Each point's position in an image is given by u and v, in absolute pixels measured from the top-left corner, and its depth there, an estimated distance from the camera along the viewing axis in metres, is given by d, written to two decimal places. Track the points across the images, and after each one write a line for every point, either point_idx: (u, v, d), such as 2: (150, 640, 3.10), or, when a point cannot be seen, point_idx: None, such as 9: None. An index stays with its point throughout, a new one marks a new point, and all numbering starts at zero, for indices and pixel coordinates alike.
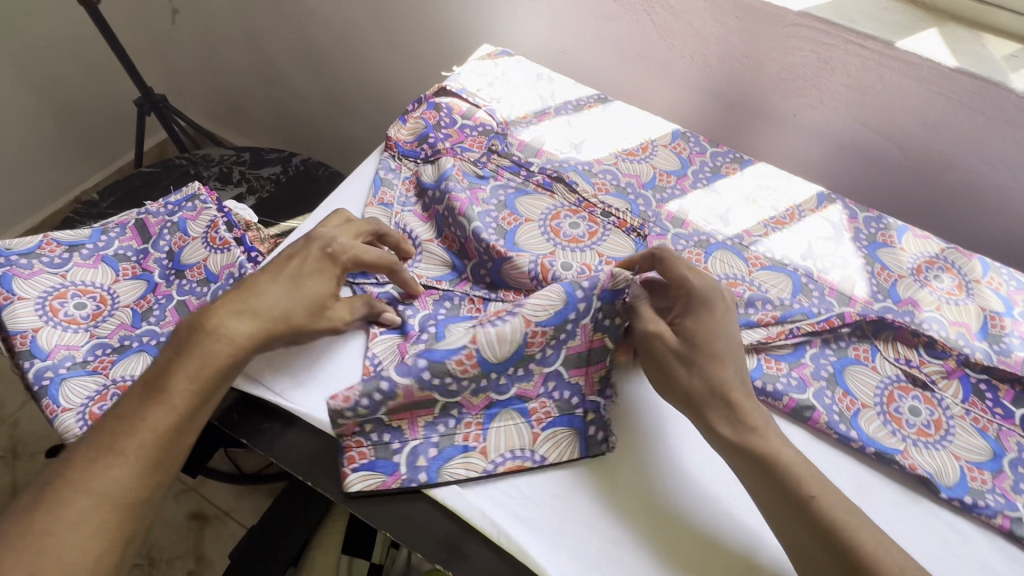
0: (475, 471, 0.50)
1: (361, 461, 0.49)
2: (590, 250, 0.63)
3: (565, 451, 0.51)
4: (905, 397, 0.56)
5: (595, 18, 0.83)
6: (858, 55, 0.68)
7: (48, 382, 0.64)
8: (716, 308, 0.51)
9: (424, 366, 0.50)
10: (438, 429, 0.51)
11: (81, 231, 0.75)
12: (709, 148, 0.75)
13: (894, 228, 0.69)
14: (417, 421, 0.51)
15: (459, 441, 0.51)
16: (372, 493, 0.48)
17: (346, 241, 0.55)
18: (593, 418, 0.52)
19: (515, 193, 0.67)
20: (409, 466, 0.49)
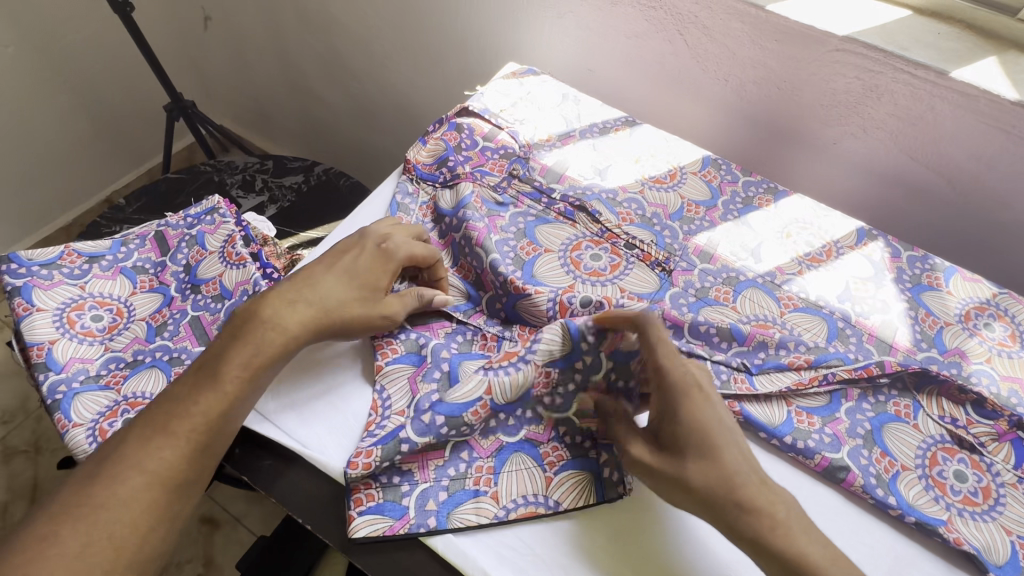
0: (486, 517, 0.47)
1: (369, 504, 0.47)
2: (611, 284, 0.60)
3: (578, 497, 0.48)
4: (950, 460, 0.52)
5: (625, 37, 0.80)
6: (907, 84, 0.64)
7: (61, 397, 0.64)
8: (694, 402, 0.45)
9: (441, 422, 0.49)
10: (449, 472, 0.49)
11: (101, 242, 0.76)
12: (741, 177, 0.71)
13: (941, 269, 0.64)
14: (428, 463, 0.49)
15: (470, 485, 0.49)
16: (380, 540, 0.46)
17: (401, 239, 0.57)
18: (607, 460, 0.50)
19: (535, 221, 0.64)
20: (418, 510, 0.47)
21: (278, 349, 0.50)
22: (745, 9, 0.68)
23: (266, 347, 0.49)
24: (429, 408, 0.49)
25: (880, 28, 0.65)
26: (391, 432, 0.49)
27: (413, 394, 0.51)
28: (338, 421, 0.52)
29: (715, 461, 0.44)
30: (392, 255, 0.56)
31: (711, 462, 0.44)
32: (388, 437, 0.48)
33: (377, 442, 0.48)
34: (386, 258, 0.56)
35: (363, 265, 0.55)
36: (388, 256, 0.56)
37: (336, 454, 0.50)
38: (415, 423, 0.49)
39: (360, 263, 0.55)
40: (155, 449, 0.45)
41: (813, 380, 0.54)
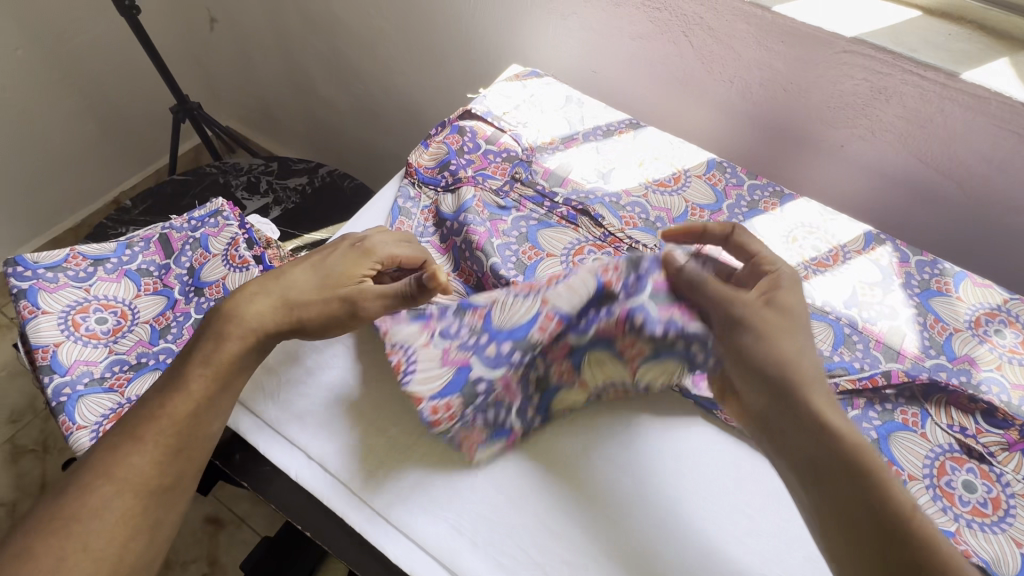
0: (580, 404, 0.53)
1: (478, 443, 0.49)
2: None
3: (666, 373, 0.52)
4: (959, 470, 0.51)
5: (630, 38, 0.79)
6: (916, 86, 0.63)
7: (66, 399, 0.65)
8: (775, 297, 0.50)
9: (511, 350, 0.50)
10: (531, 386, 0.51)
11: (106, 245, 0.76)
12: (746, 180, 0.70)
13: (951, 274, 0.63)
14: (512, 382, 0.50)
15: (556, 384, 0.52)
16: (497, 462, 0.50)
17: (378, 239, 0.56)
18: (697, 348, 0.51)
19: (538, 225, 0.64)
20: (520, 424, 0.51)
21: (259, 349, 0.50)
22: (750, 10, 0.67)
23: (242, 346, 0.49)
24: (491, 340, 0.51)
25: (888, 29, 0.64)
26: (456, 380, 0.50)
27: (432, 330, 0.53)
28: (339, 427, 0.51)
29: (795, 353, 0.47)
30: (370, 253, 0.55)
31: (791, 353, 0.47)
32: (455, 385, 0.50)
33: (446, 392, 0.50)
34: (363, 255, 0.55)
35: (335, 262, 0.54)
36: (364, 254, 0.55)
37: (336, 458, 0.50)
38: (478, 357, 0.51)
39: (334, 261, 0.54)
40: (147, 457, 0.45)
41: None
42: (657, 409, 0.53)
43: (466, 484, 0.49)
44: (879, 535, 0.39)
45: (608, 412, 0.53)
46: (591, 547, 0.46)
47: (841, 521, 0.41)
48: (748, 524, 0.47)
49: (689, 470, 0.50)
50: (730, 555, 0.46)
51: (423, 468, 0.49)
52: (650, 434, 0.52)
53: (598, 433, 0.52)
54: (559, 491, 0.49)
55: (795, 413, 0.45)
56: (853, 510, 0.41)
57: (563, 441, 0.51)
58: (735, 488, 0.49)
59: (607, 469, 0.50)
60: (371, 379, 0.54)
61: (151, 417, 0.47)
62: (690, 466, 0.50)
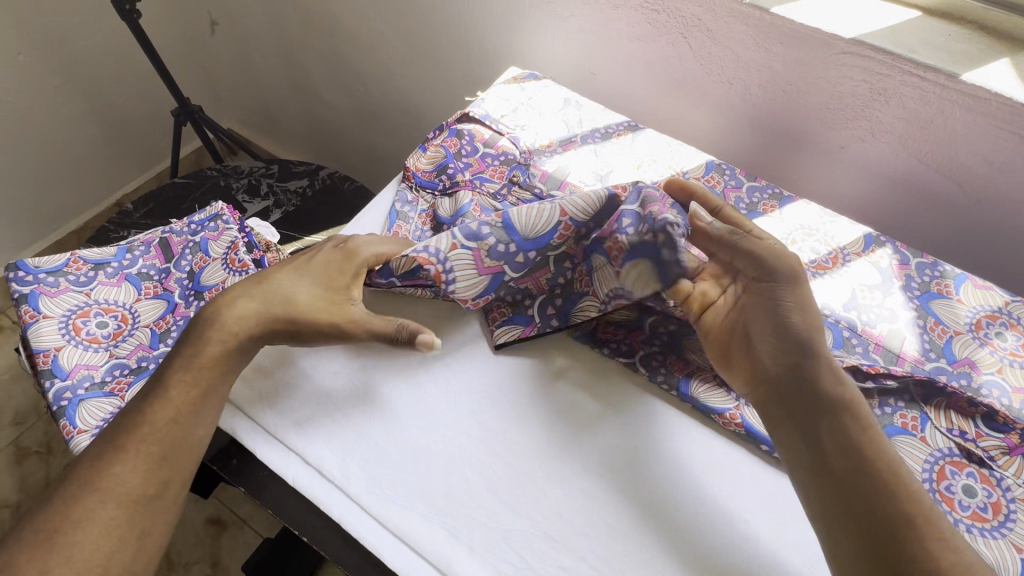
0: (593, 312, 0.55)
1: (503, 318, 0.57)
2: None
3: (644, 277, 0.51)
4: (958, 475, 0.51)
5: (628, 40, 0.79)
6: (916, 87, 0.62)
7: (67, 403, 0.65)
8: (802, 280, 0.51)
9: (531, 254, 0.55)
10: (559, 278, 0.57)
11: (106, 249, 0.76)
12: (745, 182, 0.70)
13: (951, 277, 0.63)
14: (539, 280, 0.57)
15: (578, 288, 0.57)
16: (513, 343, 0.56)
17: (362, 239, 0.57)
18: (664, 241, 0.49)
19: None
20: (541, 317, 0.57)
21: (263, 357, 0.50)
22: (749, 12, 0.67)
23: None
24: (519, 250, 0.55)
25: (888, 30, 0.64)
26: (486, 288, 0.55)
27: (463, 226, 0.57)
28: (336, 432, 0.50)
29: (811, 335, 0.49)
30: (355, 254, 0.56)
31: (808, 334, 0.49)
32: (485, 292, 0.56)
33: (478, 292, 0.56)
34: (348, 257, 0.56)
35: (320, 264, 0.55)
36: (348, 256, 0.56)
37: (334, 462, 0.49)
38: (511, 261, 0.55)
39: (320, 267, 0.55)
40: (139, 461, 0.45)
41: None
42: (654, 414, 0.53)
43: (461, 488, 0.48)
44: (878, 523, 0.41)
45: (605, 415, 0.53)
46: (591, 554, 0.45)
47: (845, 512, 0.42)
48: (749, 530, 0.47)
49: (688, 475, 0.50)
50: (730, 561, 0.45)
51: (421, 472, 0.48)
52: (653, 437, 0.52)
53: (596, 436, 0.51)
54: (555, 495, 0.48)
55: (795, 399, 0.47)
56: (852, 496, 0.42)
57: (561, 443, 0.51)
58: (733, 493, 0.49)
59: (606, 472, 0.49)
60: (369, 382, 0.53)
61: (149, 424, 0.47)
62: (692, 471, 0.50)
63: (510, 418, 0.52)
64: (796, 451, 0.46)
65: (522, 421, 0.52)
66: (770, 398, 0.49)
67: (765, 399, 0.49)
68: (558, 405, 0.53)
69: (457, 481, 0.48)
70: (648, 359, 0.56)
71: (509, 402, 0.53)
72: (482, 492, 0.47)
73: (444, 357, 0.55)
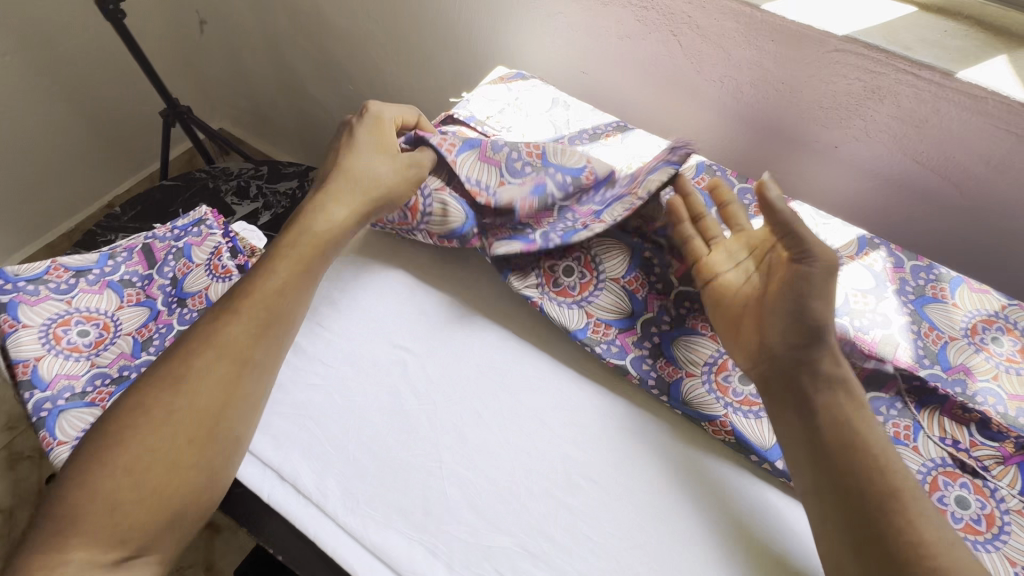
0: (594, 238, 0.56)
1: (502, 235, 0.59)
2: (578, 309, 0.56)
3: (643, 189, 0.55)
4: (952, 485, 0.49)
5: (617, 38, 0.77)
6: (912, 85, 0.61)
7: (47, 414, 0.64)
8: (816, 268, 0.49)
9: (560, 182, 0.60)
10: (565, 218, 0.60)
11: (88, 256, 0.75)
12: (736, 184, 0.69)
13: (946, 280, 0.61)
14: (543, 219, 0.60)
15: (581, 226, 0.57)
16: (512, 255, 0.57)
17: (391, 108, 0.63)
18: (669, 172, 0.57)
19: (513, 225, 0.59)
20: (543, 238, 0.57)
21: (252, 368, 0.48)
22: (739, 8, 0.65)
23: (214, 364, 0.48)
24: (555, 175, 0.61)
25: (882, 26, 0.62)
26: (468, 215, 0.60)
27: (496, 164, 0.61)
28: (314, 447, 0.49)
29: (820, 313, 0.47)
30: (381, 118, 0.61)
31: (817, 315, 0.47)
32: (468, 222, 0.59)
33: (456, 232, 0.60)
34: (378, 122, 0.61)
35: (361, 133, 0.60)
36: (379, 121, 0.61)
37: (310, 478, 0.48)
38: (550, 179, 0.60)
39: (360, 138, 0.59)
40: (243, 335, 0.49)
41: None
42: (641, 426, 0.52)
43: (441, 504, 0.47)
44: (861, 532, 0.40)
45: (591, 425, 0.51)
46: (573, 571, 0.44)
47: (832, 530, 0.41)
48: (736, 545, 0.46)
49: (676, 489, 0.48)
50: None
51: (400, 488, 0.47)
52: (639, 448, 0.50)
53: (580, 449, 0.50)
54: (537, 510, 0.46)
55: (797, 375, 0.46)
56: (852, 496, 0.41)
57: (545, 456, 0.49)
58: (721, 506, 0.47)
59: (591, 487, 0.48)
60: (347, 394, 0.52)
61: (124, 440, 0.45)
62: (679, 484, 0.48)
63: (493, 430, 0.50)
64: (793, 441, 0.45)
65: (506, 434, 0.50)
66: (772, 376, 0.47)
67: (766, 375, 0.47)
68: (542, 415, 0.52)
69: (437, 496, 0.47)
70: (639, 361, 0.53)
71: (493, 414, 0.51)
72: (462, 507, 0.46)
73: (426, 368, 0.54)
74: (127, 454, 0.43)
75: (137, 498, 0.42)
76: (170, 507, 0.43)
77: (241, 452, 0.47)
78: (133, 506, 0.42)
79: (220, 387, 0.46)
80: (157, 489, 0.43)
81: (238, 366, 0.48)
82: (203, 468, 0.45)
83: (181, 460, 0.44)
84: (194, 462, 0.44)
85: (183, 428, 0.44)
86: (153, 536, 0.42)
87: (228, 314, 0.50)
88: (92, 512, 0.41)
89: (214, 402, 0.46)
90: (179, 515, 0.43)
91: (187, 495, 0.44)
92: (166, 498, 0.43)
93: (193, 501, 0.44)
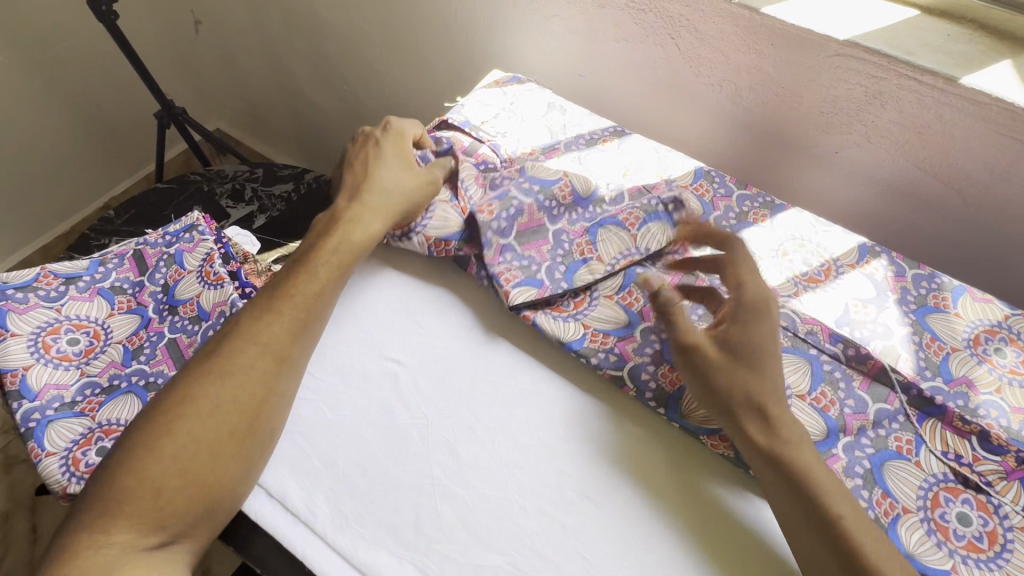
0: (599, 272, 0.56)
1: (516, 279, 0.56)
2: (573, 322, 0.55)
3: (657, 237, 0.57)
4: (953, 502, 0.48)
5: (615, 41, 0.76)
6: (914, 91, 0.59)
7: (35, 424, 0.62)
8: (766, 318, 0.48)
9: (537, 190, 0.60)
10: (563, 246, 0.58)
11: (78, 262, 0.73)
12: (735, 191, 0.68)
13: (949, 289, 0.60)
14: (541, 249, 0.58)
15: (579, 257, 0.57)
16: (533, 303, 0.55)
17: (402, 125, 0.64)
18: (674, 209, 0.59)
19: (515, 243, 0.58)
20: (551, 279, 0.56)
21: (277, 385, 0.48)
22: (738, 12, 0.64)
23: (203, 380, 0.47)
24: (525, 180, 0.61)
25: (883, 30, 0.61)
26: (465, 226, 0.60)
27: (484, 184, 0.62)
28: (304, 464, 0.48)
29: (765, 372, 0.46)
30: (404, 134, 0.63)
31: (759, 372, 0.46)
32: (466, 231, 0.60)
33: (455, 236, 0.60)
34: (401, 137, 0.62)
35: (386, 154, 0.61)
36: (402, 136, 0.62)
37: (299, 495, 0.47)
38: (517, 186, 0.61)
39: (386, 152, 0.61)
40: (283, 332, 0.50)
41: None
42: (638, 442, 0.50)
43: (432, 522, 0.46)
44: None
45: (585, 440, 0.50)
46: None
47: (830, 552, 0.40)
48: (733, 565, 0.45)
49: (672, 507, 0.47)
50: None
51: (390, 504, 0.46)
52: (634, 465, 0.49)
53: (573, 465, 0.49)
54: (530, 529, 0.46)
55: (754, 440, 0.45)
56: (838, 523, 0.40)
57: (537, 473, 0.48)
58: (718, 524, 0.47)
59: (584, 504, 0.47)
60: (338, 409, 0.51)
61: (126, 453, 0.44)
62: (675, 501, 0.47)
63: (486, 446, 0.49)
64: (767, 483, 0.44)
65: (498, 450, 0.49)
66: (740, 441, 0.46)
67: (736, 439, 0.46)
68: (536, 430, 0.51)
69: (428, 513, 0.46)
70: (637, 373, 0.52)
71: (486, 429, 0.50)
72: (454, 525, 0.46)
73: (418, 381, 0.53)
74: (171, 442, 0.44)
75: (180, 485, 0.43)
76: (209, 496, 0.43)
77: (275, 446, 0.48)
78: (176, 492, 0.43)
79: (262, 381, 0.47)
80: (198, 478, 0.43)
81: (279, 362, 0.49)
82: (242, 460, 0.45)
83: (223, 450, 0.45)
84: (234, 454, 0.45)
85: (226, 420, 0.45)
86: (191, 524, 0.43)
87: (267, 317, 0.50)
88: (134, 498, 0.42)
89: (257, 396, 0.47)
90: (216, 504, 0.44)
91: (226, 485, 0.44)
92: (208, 486, 0.43)
93: (229, 492, 0.44)
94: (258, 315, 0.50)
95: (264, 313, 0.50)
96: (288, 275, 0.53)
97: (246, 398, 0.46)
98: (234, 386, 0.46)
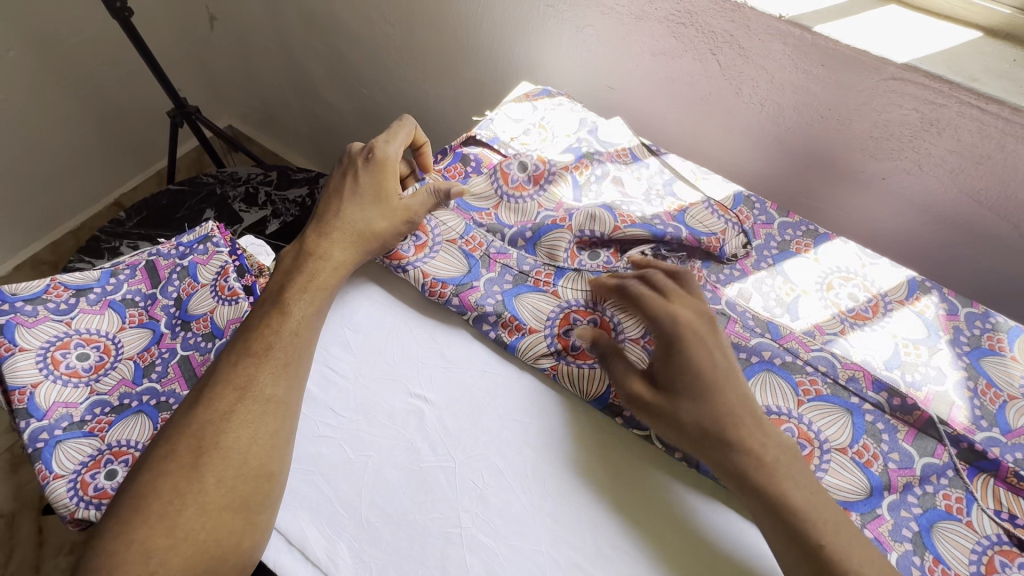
0: None
1: (517, 334, 0.54)
2: (599, 368, 0.52)
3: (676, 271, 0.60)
4: (1010, 567, 0.45)
5: (651, 54, 0.72)
6: (976, 119, 0.55)
7: (43, 445, 0.57)
8: (689, 340, 0.45)
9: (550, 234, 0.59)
10: (585, 262, 0.58)
11: (89, 273, 0.67)
12: (776, 218, 0.65)
13: (1004, 329, 0.56)
14: (558, 275, 0.57)
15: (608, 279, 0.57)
16: (539, 355, 0.53)
17: (383, 145, 0.60)
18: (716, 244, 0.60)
19: (514, 288, 0.56)
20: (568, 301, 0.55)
21: (277, 424, 0.46)
22: (788, 30, 0.60)
23: (220, 421, 0.45)
24: (527, 241, 0.59)
25: (944, 54, 0.57)
26: (472, 269, 0.57)
27: (506, 235, 0.60)
28: (326, 508, 0.46)
29: (711, 400, 0.44)
30: (387, 162, 0.59)
31: (704, 405, 0.44)
32: (470, 274, 0.57)
33: (452, 279, 0.56)
34: (382, 167, 0.59)
35: (370, 184, 0.58)
36: (382, 168, 0.59)
37: (320, 543, 0.45)
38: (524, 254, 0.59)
39: (362, 186, 0.58)
40: (264, 374, 0.48)
41: (809, 439, 0.50)
42: (678, 497, 0.47)
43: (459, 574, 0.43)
44: None
45: (619, 486, 0.47)
46: None
47: None
48: None
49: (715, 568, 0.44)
50: None
51: (415, 555, 0.44)
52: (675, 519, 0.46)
53: (603, 517, 0.46)
54: None
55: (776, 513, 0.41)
56: None
57: (571, 523, 0.46)
58: None
59: (615, 558, 0.44)
60: (360, 448, 0.49)
61: (139, 496, 0.42)
62: (716, 558, 0.44)
63: (514, 493, 0.47)
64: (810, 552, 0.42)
65: (529, 497, 0.47)
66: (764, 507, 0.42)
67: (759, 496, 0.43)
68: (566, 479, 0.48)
69: (456, 566, 0.44)
70: None
71: (515, 473, 0.47)
72: None
73: (444, 420, 0.50)
74: (158, 498, 0.42)
75: (172, 543, 0.40)
76: (208, 553, 0.41)
77: (278, 491, 0.45)
78: (169, 552, 0.40)
79: (243, 427, 0.45)
80: (190, 537, 0.41)
81: (264, 405, 0.46)
82: (239, 510, 0.43)
83: (212, 502, 0.42)
84: (227, 505, 0.43)
85: (212, 471, 0.43)
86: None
87: (251, 359, 0.48)
88: (128, 560, 0.40)
89: (242, 444, 0.44)
90: (222, 558, 0.41)
91: (227, 539, 0.42)
92: (204, 544, 0.41)
93: (230, 548, 0.42)
94: (244, 359, 0.48)
95: (244, 357, 0.48)
96: (275, 313, 0.51)
97: (231, 445, 0.44)
98: (250, 438, 0.45)
